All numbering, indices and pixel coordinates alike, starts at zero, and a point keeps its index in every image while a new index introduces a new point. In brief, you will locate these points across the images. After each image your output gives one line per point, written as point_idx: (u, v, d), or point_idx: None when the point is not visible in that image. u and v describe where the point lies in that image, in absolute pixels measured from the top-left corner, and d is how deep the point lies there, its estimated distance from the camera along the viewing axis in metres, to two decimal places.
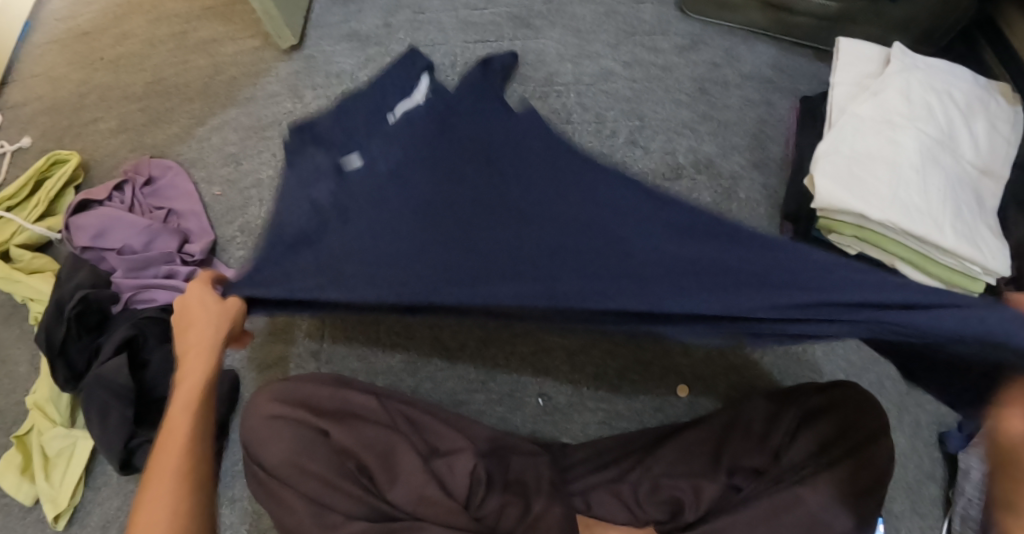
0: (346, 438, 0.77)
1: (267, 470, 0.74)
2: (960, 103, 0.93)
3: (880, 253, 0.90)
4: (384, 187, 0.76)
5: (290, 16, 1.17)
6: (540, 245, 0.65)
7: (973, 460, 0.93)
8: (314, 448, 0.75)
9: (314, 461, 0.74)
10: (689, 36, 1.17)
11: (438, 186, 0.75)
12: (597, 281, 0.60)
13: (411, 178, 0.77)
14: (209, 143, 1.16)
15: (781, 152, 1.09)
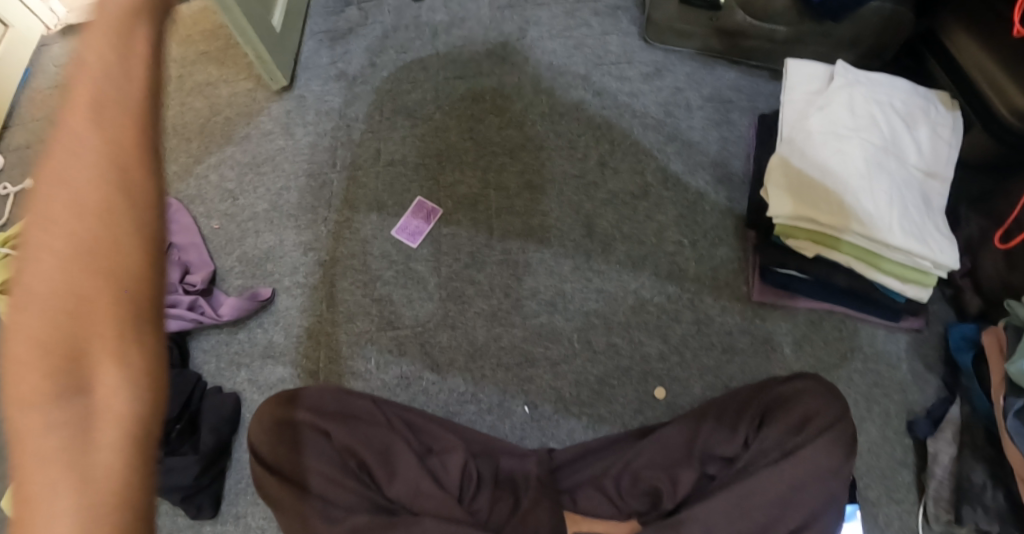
0: (347, 437, 0.82)
1: (272, 469, 0.79)
2: (901, 112, 1.01)
3: (835, 254, 0.98)
4: None
5: (281, 60, 1.24)
6: None
7: (942, 444, 0.99)
8: (321, 450, 0.81)
9: (316, 459, 0.80)
10: (653, 64, 1.25)
11: None
12: None
13: None
14: (206, 180, 1.23)
15: (742, 167, 1.17)
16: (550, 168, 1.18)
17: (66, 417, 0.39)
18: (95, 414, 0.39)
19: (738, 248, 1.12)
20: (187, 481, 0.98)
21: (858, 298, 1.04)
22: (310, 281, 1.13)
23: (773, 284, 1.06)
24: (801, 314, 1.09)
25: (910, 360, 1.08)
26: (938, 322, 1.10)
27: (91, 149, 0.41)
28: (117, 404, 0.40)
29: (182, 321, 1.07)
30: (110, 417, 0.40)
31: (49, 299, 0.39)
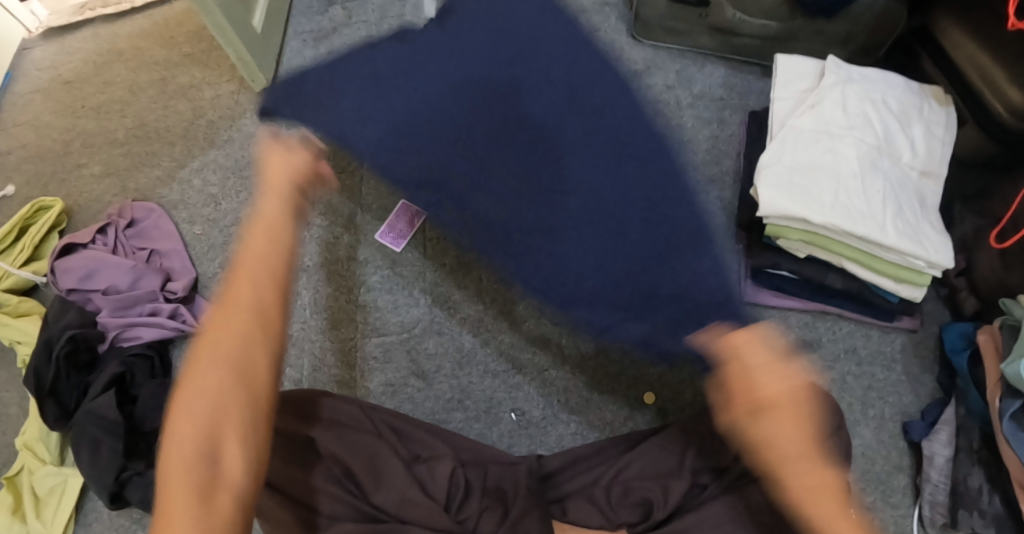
0: (334, 444, 0.80)
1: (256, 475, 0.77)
2: (894, 110, 0.99)
3: (826, 254, 0.96)
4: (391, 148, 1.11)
5: (264, 60, 1.22)
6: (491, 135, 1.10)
7: (937, 446, 0.97)
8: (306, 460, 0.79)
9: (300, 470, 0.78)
10: (643, 62, 1.23)
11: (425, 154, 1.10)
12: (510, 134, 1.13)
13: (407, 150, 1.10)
14: (189, 185, 1.21)
15: (733, 166, 1.15)
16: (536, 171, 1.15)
17: (199, 486, 0.57)
18: (223, 482, 0.58)
19: (730, 249, 1.10)
20: None
21: (852, 299, 1.03)
22: (294, 286, 1.12)
23: (766, 286, 1.05)
24: (794, 316, 1.08)
25: (905, 361, 1.06)
26: (932, 324, 1.08)
27: (240, 297, 0.65)
28: (234, 474, 0.59)
29: (163, 329, 1.06)
30: (229, 485, 0.58)
31: (215, 391, 0.61)
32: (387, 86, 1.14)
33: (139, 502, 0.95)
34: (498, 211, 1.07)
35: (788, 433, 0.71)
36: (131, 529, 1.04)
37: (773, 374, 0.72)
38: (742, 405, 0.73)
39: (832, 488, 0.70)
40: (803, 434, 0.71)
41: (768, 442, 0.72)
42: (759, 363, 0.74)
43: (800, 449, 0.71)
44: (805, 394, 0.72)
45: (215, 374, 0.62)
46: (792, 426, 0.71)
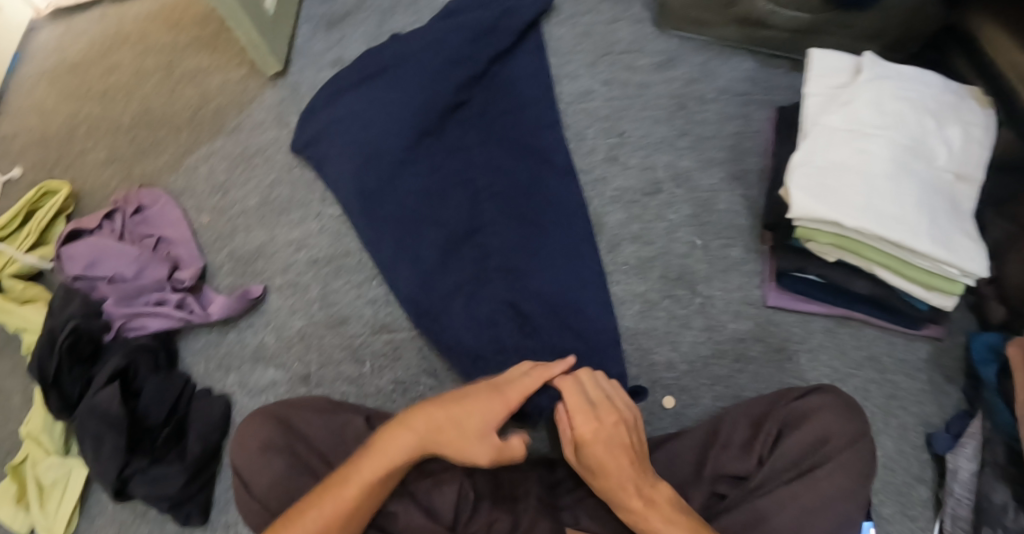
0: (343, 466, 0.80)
1: (265, 503, 0.76)
2: (931, 110, 0.95)
3: (856, 258, 0.93)
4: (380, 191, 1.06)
5: (274, 45, 1.18)
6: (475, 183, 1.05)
7: (962, 461, 0.95)
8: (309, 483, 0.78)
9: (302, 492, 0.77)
10: (666, 53, 1.18)
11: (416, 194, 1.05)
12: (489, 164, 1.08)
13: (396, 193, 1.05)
14: (196, 172, 1.18)
15: (758, 164, 1.11)
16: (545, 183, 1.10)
17: None
18: None
19: (752, 250, 1.07)
20: (175, 490, 0.94)
21: (878, 305, 0.99)
22: (300, 280, 1.09)
23: (789, 289, 1.01)
24: (817, 321, 1.04)
25: (930, 370, 1.03)
26: (959, 332, 1.05)
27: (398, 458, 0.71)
28: None
29: (169, 320, 1.04)
30: None
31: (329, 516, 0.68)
32: (385, 93, 1.10)
33: (142, 498, 0.94)
34: (484, 248, 1.03)
35: (594, 455, 0.74)
36: (135, 523, 1.02)
37: (579, 405, 0.77)
38: (570, 445, 0.78)
39: (675, 501, 0.72)
40: (627, 455, 0.74)
41: (584, 469, 0.76)
42: (572, 407, 0.77)
43: (612, 467, 0.73)
44: (619, 431, 0.75)
45: (367, 498, 0.70)
46: (602, 448, 0.74)
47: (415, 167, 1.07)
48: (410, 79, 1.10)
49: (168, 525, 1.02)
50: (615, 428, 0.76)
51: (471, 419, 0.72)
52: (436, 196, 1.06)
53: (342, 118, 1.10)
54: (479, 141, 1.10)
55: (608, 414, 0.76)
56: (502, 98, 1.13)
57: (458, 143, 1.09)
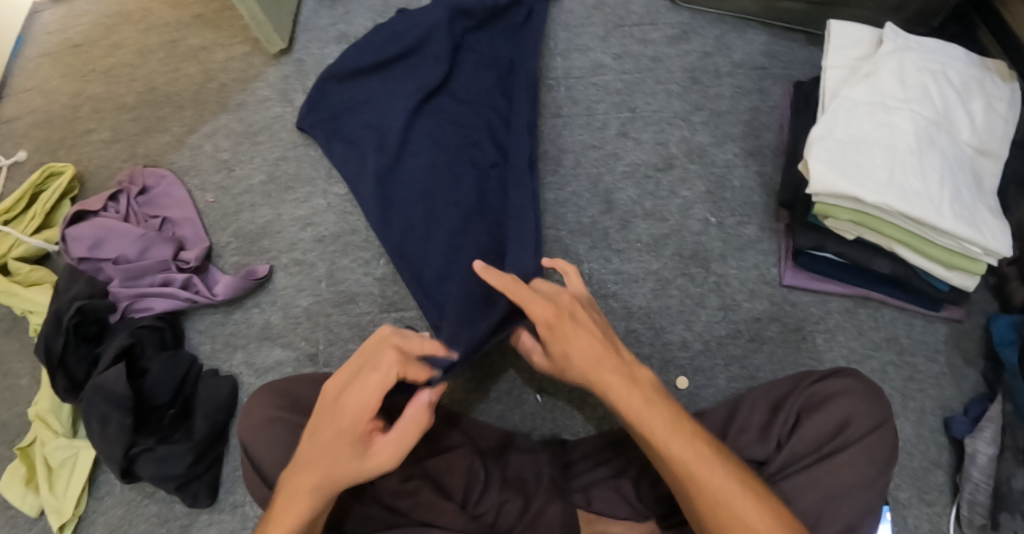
0: None
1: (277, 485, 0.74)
2: (955, 83, 0.92)
3: (876, 236, 0.90)
4: (395, 170, 1.04)
5: (278, 21, 1.16)
6: (483, 159, 1.04)
7: (980, 444, 0.92)
8: None
9: None
10: (680, 26, 1.15)
11: (433, 170, 1.03)
12: (499, 139, 1.05)
13: (411, 171, 1.04)
14: (201, 151, 1.16)
15: (774, 139, 1.08)
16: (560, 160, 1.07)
17: None
18: None
19: (768, 228, 1.04)
20: (181, 470, 0.93)
21: (897, 284, 0.97)
22: (305, 258, 1.07)
23: (807, 268, 0.99)
24: (834, 301, 1.02)
25: (949, 352, 1.01)
26: (979, 314, 1.02)
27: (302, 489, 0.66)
28: None
29: (175, 300, 1.02)
30: None
31: None
32: (395, 74, 1.08)
33: (150, 477, 0.93)
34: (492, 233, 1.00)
35: (569, 345, 0.74)
36: (143, 504, 1.02)
37: (533, 301, 0.76)
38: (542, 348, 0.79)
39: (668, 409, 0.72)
40: (598, 342, 0.75)
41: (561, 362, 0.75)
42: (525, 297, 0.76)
43: (600, 360, 0.74)
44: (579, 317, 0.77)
45: None
46: (573, 338, 0.75)
47: (431, 148, 1.05)
48: (424, 65, 1.08)
49: (176, 507, 1.01)
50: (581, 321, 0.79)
51: (330, 460, 0.66)
52: (455, 175, 1.03)
53: (355, 102, 1.09)
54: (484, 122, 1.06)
55: (563, 297, 0.78)
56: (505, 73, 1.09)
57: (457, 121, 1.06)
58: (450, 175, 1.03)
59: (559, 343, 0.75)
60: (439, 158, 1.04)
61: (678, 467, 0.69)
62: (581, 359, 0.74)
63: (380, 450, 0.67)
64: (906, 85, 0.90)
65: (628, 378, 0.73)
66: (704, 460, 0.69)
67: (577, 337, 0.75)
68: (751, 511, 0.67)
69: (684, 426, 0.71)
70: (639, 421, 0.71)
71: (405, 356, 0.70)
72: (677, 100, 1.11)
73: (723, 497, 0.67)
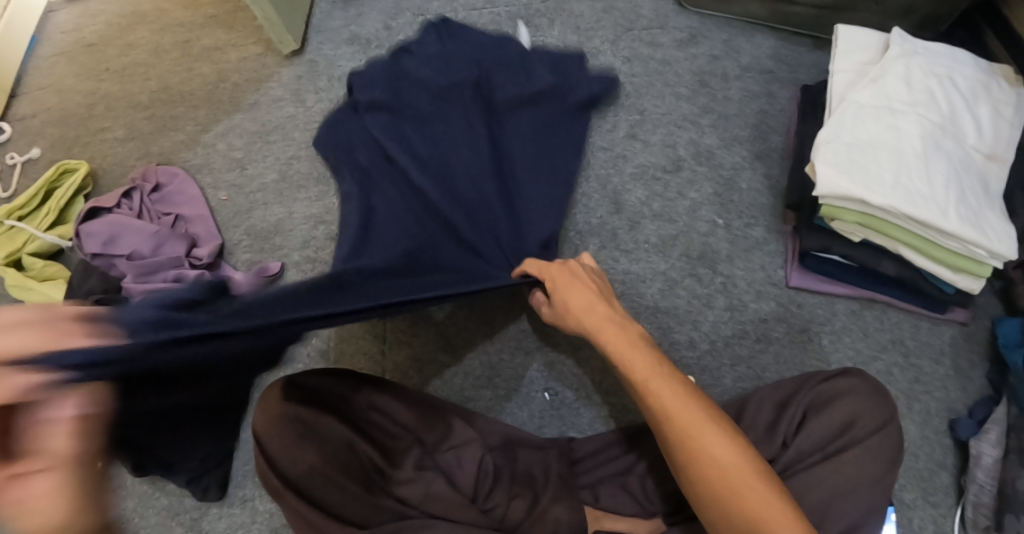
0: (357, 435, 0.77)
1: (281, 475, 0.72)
2: (961, 88, 0.93)
3: (883, 239, 0.91)
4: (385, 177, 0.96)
5: (291, 22, 1.17)
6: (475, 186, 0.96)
7: (985, 446, 0.93)
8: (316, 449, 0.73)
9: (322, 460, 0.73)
10: (688, 30, 1.16)
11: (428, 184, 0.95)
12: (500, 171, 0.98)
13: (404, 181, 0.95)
14: (214, 149, 1.17)
15: (782, 142, 1.09)
16: None
17: None
18: None
19: (775, 230, 1.05)
20: (192, 463, 0.94)
21: (903, 286, 0.98)
22: (317, 256, 1.09)
23: (813, 269, 1.00)
24: (841, 303, 1.03)
25: (954, 355, 1.01)
26: (985, 317, 1.03)
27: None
28: None
29: None
30: None
31: None
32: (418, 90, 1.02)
33: (162, 470, 0.93)
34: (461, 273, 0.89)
35: (576, 301, 0.78)
36: (153, 496, 1.03)
37: (539, 265, 0.82)
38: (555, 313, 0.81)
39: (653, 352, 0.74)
40: (602, 299, 0.78)
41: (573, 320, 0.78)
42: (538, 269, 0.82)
43: (597, 311, 0.77)
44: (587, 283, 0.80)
45: None
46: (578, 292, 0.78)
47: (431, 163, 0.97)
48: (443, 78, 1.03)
49: (186, 500, 1.02)
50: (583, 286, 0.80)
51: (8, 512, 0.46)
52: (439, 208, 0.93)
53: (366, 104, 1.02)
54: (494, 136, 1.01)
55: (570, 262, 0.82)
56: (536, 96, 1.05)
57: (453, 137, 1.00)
58: (436, 196, 0.94)
59: (563, 300, 0.78)
60: (432, 178, 0.95)
61: (659, 408, 0.70)
62: (582, 311, 0.77)
63: (32, 488, 0.46)
64: (913, 89, 0.91)
65: (620, 328, 0.75)
66: (684, 403, 0.70)
67: (582, 295, 0.78)
68: (726, 452, 0.67)
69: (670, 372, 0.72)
70: (624, 362, 0.73)
71: (42, 333, 0.46)
72: (685, 103, 1.12)
73: (707, 448, 0.67)
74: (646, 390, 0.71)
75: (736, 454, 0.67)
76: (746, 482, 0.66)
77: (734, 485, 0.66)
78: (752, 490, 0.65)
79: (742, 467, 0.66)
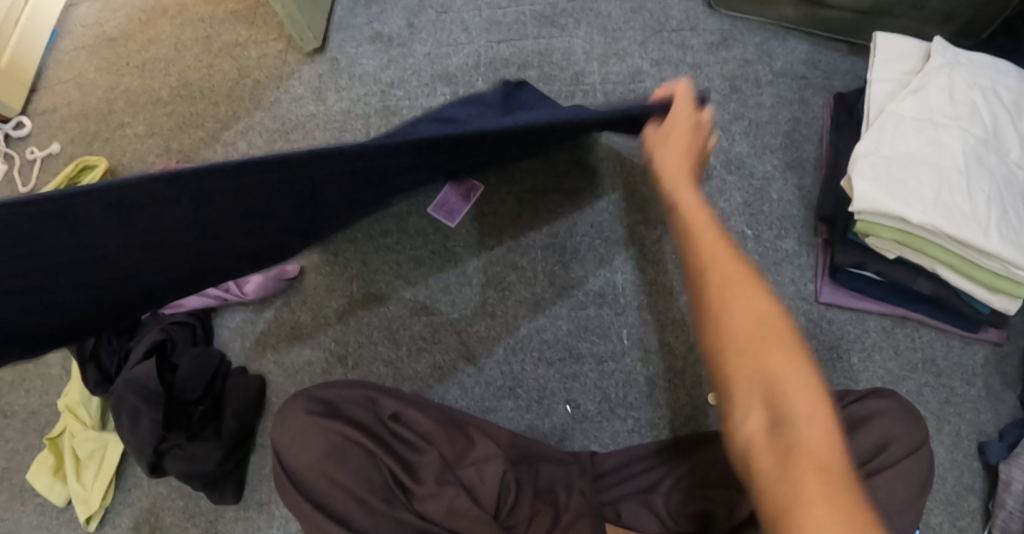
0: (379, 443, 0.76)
1: (299, 483, 0.74)
2: (1005, 100, 0.89)
3: (920, 257, 0.88)
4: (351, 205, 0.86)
5: (313, 19, 1.15)
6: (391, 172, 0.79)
7: (1016, 471, 0.89)
8: (336, 464, 0.73)
9: (344, 473, 0.73)
10: (719, 33, 1.13)
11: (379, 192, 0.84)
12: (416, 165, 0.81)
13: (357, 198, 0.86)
14: (234, 148, 1.16)
15: (815, 152, 1.06)
16: (594, 169, 1.06)
17: None
18: None
19: (806, 243, 1.02)
20: (211, 468, 0.94)
21: (937, 305, 0.95)
22: (337, 257, 1.06)
23: (846, 285, 0.97)
24: (872, 320, 1.00)
25: (987, 375, 0.98)
26: (1019, 337, 1.00)
27: None
28: None
29: (206, 297, 1.03)
30: None
31: None
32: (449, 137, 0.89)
33: (178, 474, 0.93)
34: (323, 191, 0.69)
35: (680, 138, 0.70)
36: (170, 498, 1.02)
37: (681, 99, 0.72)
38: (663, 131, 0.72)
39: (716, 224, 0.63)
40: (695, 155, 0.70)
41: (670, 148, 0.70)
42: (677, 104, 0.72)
43: (683, 147, 0.70)
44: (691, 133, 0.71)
45: None
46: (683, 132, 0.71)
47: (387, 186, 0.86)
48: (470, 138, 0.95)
49: (202, 502, 1.01)
50: (695, 131, 0.71)
51: None
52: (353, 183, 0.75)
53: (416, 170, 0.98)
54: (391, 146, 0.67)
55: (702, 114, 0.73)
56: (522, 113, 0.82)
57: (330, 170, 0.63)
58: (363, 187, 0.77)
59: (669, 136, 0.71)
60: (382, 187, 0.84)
61: (705, 262, 0.60)
62: (676, 148, 0.70)
63: None
64: (955, 101, 0.88)
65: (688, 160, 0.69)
66: (734, 259, 0.59)
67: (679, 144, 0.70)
68: (761, 312, 0.55)
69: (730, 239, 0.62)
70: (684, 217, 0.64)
71: None
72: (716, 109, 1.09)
73: (742, 301, 0.56)
74: (699, 243, 0.61)
75: (765, 305, 0.56)
76: (775, 343, 0.54)
77: (753, 348, 0.54)
78: (770, 358, 0.54)
79: (778, 328, 0.55)
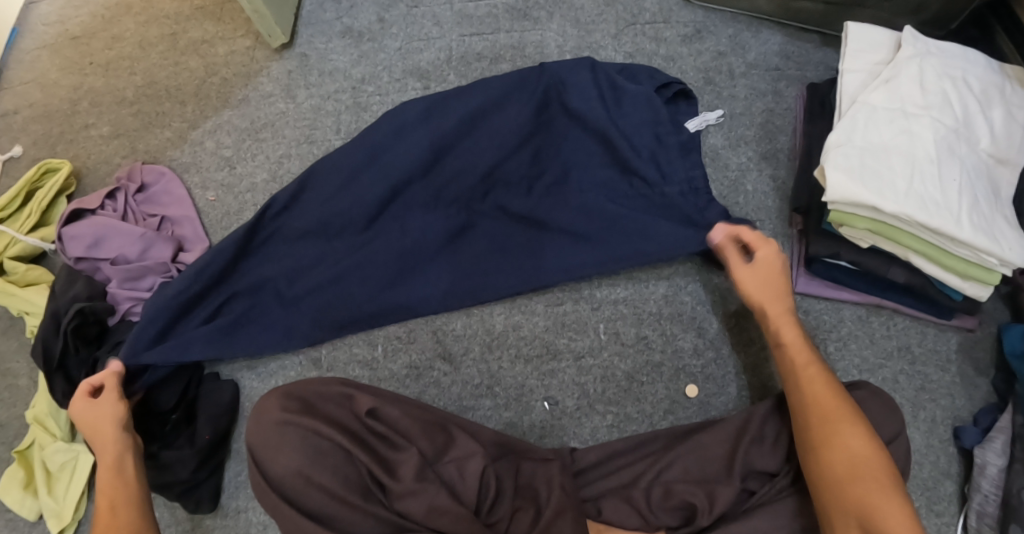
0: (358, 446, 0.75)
1: (275, 485, 0.72)
2: (974, 89, 0.90)
3: (893, 245, 0.88)
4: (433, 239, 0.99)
5: (281, 14, 1.13)
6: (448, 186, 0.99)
7: (991, 455, 0.91)
8: (312, 465, 0.72)
9: (322, 473, 0.72)
10: (692, 24, 1.13)
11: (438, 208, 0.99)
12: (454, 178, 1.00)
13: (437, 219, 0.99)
14: (202, 148, 1.13)
15: (789, 143, 1.06)
16: None
17: None
18: None
19: (781, 234, 1.03)
20: (184, 475, 0.92)
21: (911, 293, 0.95)
22: None
23: (820, 275, 0.97)
24: (847, 309, 1.01)
25: (961, 361, 0.99)
26: (991, 323, 1.01)
27: None
28: None
29: None
30: None
31: None
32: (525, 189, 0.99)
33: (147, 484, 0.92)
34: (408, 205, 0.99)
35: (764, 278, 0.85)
36: None
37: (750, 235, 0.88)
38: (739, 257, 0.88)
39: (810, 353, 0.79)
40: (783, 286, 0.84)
41: (752, 277, 0.85)
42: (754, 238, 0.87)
43: (769, 285, 0.84)
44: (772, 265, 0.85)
45: None
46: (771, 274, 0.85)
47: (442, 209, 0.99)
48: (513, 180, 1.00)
49: (177, 512, 0.99)
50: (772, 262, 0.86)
51: None
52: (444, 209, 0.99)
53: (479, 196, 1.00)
54: (499, 205, 0.99)
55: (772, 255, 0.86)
56: (539, 127, 1.01)
57: (473, 247, 0.99)
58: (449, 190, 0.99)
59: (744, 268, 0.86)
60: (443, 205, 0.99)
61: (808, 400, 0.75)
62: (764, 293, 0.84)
63: None
64: (926, 91, 0.88)
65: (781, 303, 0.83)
66: (818, 396, 0.74)
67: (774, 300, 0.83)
68: (857, 446, 0.70)
69: (842, 395, 0.74)
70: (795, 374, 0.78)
71: None
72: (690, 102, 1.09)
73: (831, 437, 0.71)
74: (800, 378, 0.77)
75: (871, 456, 0.69)
76: (873, 483, 0.67)
77: (868, 488, 0.67)
78: (882, 499, 0.66)
79: (872, 463, 0.69)
